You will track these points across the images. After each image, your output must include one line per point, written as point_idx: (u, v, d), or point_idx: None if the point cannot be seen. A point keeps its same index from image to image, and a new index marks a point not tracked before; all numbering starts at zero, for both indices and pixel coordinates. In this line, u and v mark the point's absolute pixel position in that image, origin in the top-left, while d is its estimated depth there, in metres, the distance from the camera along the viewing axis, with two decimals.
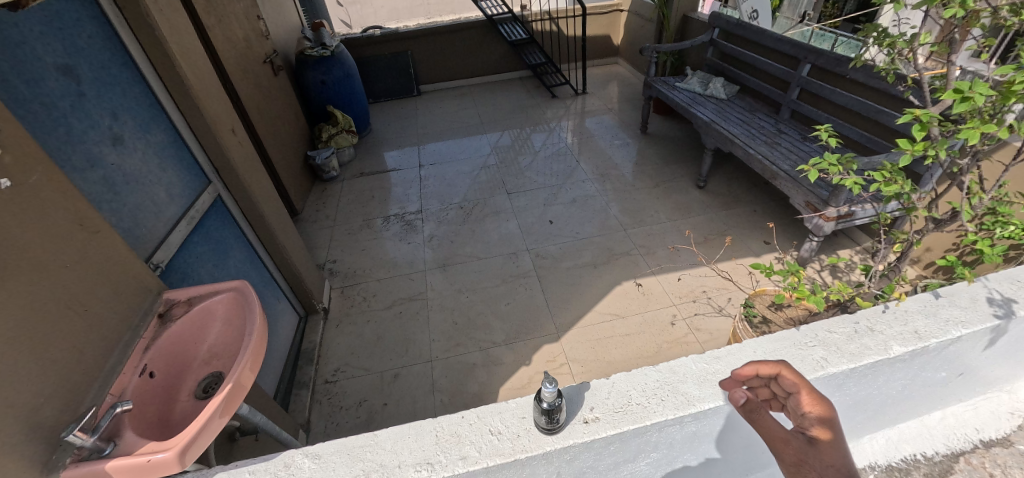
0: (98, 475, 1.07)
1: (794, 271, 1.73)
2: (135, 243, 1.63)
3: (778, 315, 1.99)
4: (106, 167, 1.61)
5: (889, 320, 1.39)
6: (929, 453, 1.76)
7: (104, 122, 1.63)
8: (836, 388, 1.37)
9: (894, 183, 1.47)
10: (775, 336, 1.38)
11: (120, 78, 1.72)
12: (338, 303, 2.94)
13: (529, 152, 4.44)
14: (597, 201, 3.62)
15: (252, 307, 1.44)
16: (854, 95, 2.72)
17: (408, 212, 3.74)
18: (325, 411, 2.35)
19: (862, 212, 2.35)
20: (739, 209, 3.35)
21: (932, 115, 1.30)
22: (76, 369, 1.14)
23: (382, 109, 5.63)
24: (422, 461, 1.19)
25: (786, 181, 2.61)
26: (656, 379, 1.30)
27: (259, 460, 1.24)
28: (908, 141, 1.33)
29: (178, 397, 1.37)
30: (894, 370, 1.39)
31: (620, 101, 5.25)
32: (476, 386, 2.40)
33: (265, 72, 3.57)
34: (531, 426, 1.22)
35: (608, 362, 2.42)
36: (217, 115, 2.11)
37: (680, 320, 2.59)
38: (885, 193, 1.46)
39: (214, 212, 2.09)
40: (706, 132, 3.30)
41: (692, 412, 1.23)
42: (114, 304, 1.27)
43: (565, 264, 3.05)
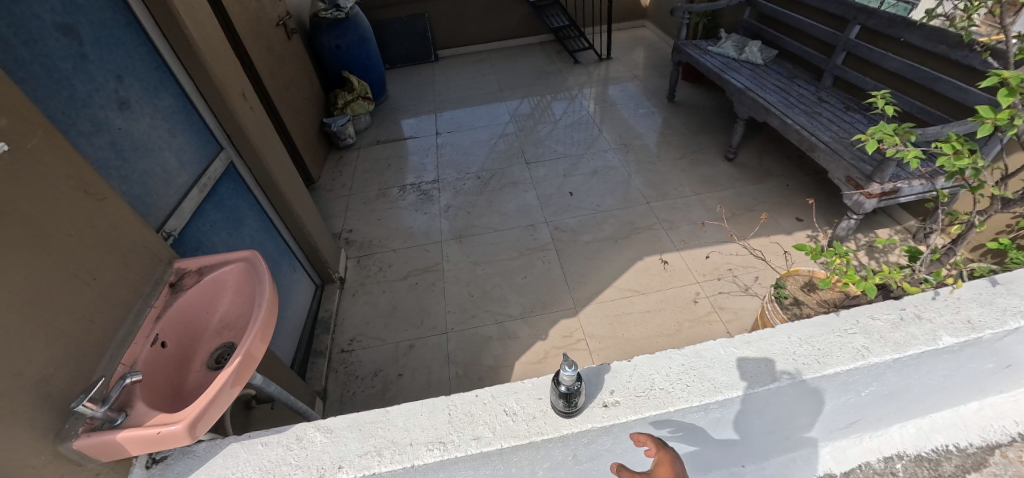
0: (110, 445, 1.06)
1: (841, 253, 1.63)
2: (147, 211, 1.60)
3: (812, 296, 1.88)
4: (113, 131, 1.57)
5: (938, 308, 1.29)
6: (962, 444, 1.65)
7: (109, 84, 1.58)
8: (875, 378, 1.28)
9: (964, 156, 1.34)
10: (812, 322, 1.29)
11: (124, 39, 1.66)
12: (354, 273, 2.93)
13: (549, 120, 4.29)
14: (619, 172, 3.50)
15: (262, 277, 1.40)
16: (905, 60, 2.53)
17: (425, 182, 3.68)
18: (341, 379, 2.37)
19: (908, 189, 2.20)
20: (770, 183, 3.19)
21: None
22: (87, 338, 1.12)
23: (400, 75, 5.50)
24: (434, 440, 1.15)
25: (825, 154, 2.45)
26: (681, 363, 1.23)
27: (272, 432, 1.23)
28: (993, 108, 1.24)
29: (190, 367, 1.36)
30: (940, 360, 1.29)
31: (646, 67, 5.02)
32: (490, 359, 2.38)
33: (278, 35, 3.48)
34: (547, 409, 1.18)
35: (627, 339, 2.36)
36: (227, 78, 2.04)
37: (702, 298, 2.50)
38: (953, 167, 1.33)
39: (227, 179, 2.05)
40: (739, 101, 3.12)
41: (718, 400, 1.16)
42: (124, 273, 1.25)
43: (583, 237, 2.96)
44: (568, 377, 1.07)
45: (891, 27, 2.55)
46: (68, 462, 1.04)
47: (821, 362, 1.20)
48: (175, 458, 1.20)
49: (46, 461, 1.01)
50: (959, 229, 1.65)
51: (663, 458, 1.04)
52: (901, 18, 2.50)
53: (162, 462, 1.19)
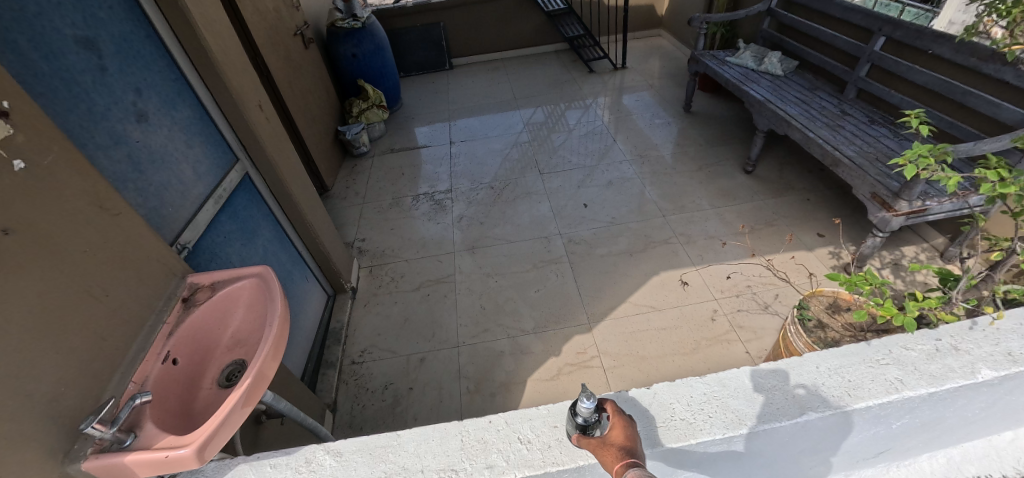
0: (119, 467, 1.04)
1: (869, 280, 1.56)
2: (162, 223, 1.61)
3: (836, 319, 1.81)
4: (131, 144, 1.57)
5: (977, 339, 1.22)
6: (994, 476, 1.58)
7: (127, 97, 1.59)
8: (908, 411, 1.22)
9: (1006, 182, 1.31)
10: (842, 350, 1.23)
11: (143, 51, 1.67)
12: (366, 283, 2.92)
13: (563, 130, 4.26)
14: (634, 183, 3.45)
15: (274, 294, 1.38)
16: (933, 72, 2.45)
17: (438, 191, 3.66)
18: (352, 392, 2.35)
19: (937, 207, 2.12)
20: (790, 197, 3.12)
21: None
22: (98, 356, 1.11)
23: (414, 83, 5.52)
24: (446, 467, 1.12)
25: (849, 169, 2.38)
26: (703, 392, 1.18)
27: (282, 454, 1.20)
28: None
29: (201, 384, 1.34)
30: (978, 394, 1.22)
31: (662, 77, 4.97)
32: (502, 374, 2.34)
33: (295, 45, 3.50)
34: (564, 438, 1.13)
35: (642, 357, 2.31)
36: (244, 90, 2.05)
37: (720, 315, 2.44)
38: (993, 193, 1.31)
39: (242, 190, 2.05)
40: (758, 112, 3.06)
41: (742, 433, 1.11)
42: (137, 288, 1.25)
43: (598, 251, 2.92)
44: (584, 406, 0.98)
45: (918, 39, 2.48)
46: None
47: (851, 395, 1.14)
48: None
49: None
50: (998, 256, 1.56)
51: (618, 420, 1.02)
52: (930, 30, 2.43)
53: None
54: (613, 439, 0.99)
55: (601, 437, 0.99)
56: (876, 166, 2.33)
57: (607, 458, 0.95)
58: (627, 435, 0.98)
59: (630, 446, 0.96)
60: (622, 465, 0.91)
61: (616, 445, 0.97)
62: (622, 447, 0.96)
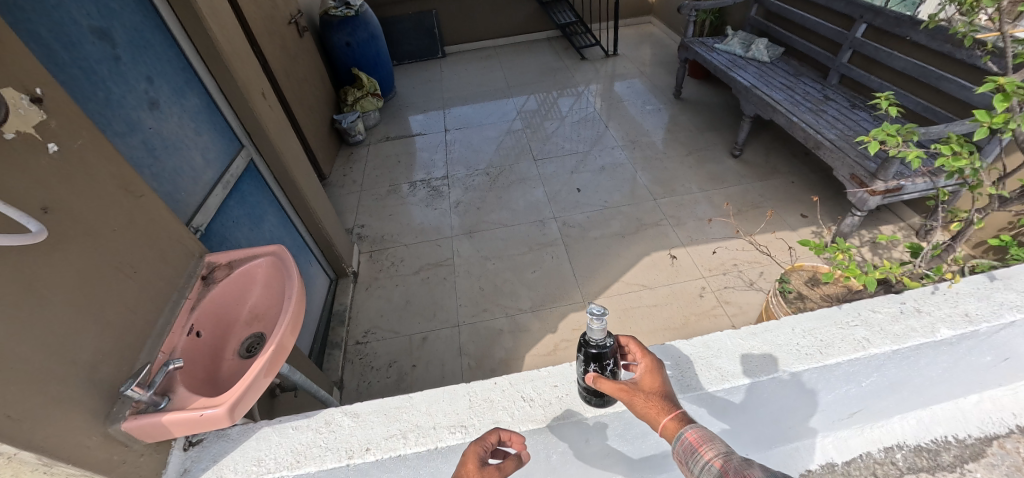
0: (157, 427, 1.14)
1: (843, 249, 1.72)
2: (176, 208, 1.68)
3: (815, 291, 1.94)
4: (145, 131, 1.64)
5: (938, 302, 1.35)
6: (961, 435, 1.70)
7: (140, 86, 1.65)
8: (875, 369, 1.34)
9: (962, 158, 1.40)
10: (816, 314, 1.35)
11: (153, 41, 1.73)
12: (367, 267, 3.00)
13: (556, 117, 4.34)
14: (626, 168, 3.55)
15: (290, 271, 1.47)
16: (912, 59, 2.56)
17: (435, 178, 3.74)
18: (357, 370, 2.44)
19: (911, 186, 2.24)
20: (776, 180, 3.24)
21: (1019, 86, 1.25)
22: (131, 328, 1.20)
23: (407, 71, 5.55)
24: (456, 424, 1.22)
25: (830, 152, 2.49)
26: (689, 353, 1.30)
27: (302, 417, 1.30)
28: (989, 113, 1.30)
29: (223, 355, 1.44)
30: (938, 352, 1.34)
31: (653, 64, 5.05)
32: (502, 351, 2.45)
33: (290, 34, 3.53)
34: (563, 396, 1.24)
35: (634, 332, 2.42)
36: (248, 78, 2.11)
37: (708, 292, 2.56)
38: (951, 168, 1.41)
39: (248, 176, 2.12)
40: (745, 98, 3.16)
41: (725, 388, 1.23)
42: (161, 266, 1.33)
43: (592, 233, 3.02)
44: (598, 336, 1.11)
45: (897, 26, 2.59)
46: (117, 443, 1.11)
47: (823, 353, 1.26)
48: (212, 440, 1.28)
49: (98, 442, 1.08)
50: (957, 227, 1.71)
51: (649, 366, 1.11)
52: (908, 17, 2.53)
53: (200, 444, 1.27)
54: (646, 386, 1.08)
55: (637, 387, 1.07)
56: (854, 148, 2.45)
57: (653, 410, 1.04)
58: (660, 384, 1.08)
59: (665, 394, 1.08)
60: (677, 424, 1.02)
61: (655, 395, 1.06)
62: (660, 396, 1.06)
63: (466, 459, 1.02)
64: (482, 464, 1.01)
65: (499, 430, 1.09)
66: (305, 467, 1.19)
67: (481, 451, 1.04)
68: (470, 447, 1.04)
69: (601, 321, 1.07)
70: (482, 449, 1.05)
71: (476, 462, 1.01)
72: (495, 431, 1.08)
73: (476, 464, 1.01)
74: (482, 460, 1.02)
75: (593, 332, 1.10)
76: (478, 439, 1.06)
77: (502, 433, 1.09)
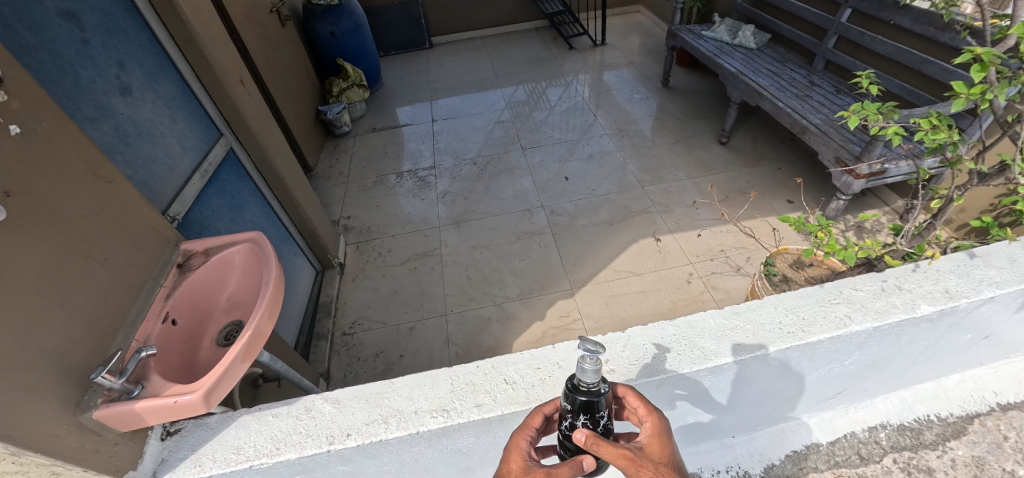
0: (129, 415, 1.11)
1: (824, 227, 1.75)
2: (152, 196, 1.63)
3: (800, 274, 1.97)
4: (117, 116, 1.59)
5: (918, 279, 1.36)
6: (943, 414, 1.69)
7: (111, 71, 1.61)
8: (857, 347, 1.35)
9: (941, 132, 1.41)
10: (798, 293, 1.37)
11: (124, 25, 1.68)
12: (354, 258, 2.97)
13: (545, 107, 4.31)
14: (615, 156, 3.54)
15: (268, 257, 1.45)
16: (896, 43, 2.57)
17: (422, 168, 3.70)
18: (344, 361, 2.42)
19: (895, 169, 2.25)
20: (763, 167, 3.24)
21: (996, 55, 1.25)
22: (102, 316, 1.16)
23: (394, 62, 5.49)
24: (438, 408, 1.21)
25: (816, 136, 2.50)
26: (673, 333, 1.30)
27: (282, 404, 1.27)
28: (966, 84, 1.30)
29: (200, 344, 1.42)
30: (920, 329, 1.35)
31: (641, 53, 5.03)
32: (490, 340, 2.43)
33: (272, 22, 3.47)
34: (546, 378, 1.24)
35: (622, 318, 2.42)
36: (225, 64, 2.06)
37: (696, 278, 2.56)
38: (930, 142, 1.41)
39: (228, 165, 2.08)
40: (732, 84, 3.15)
41: (709, 367, 1.22)
42: (134, 253, 1.29)
43: (580, 221, 3.01)
44: (594, 380, 0.97)
45: (881, 10, 2.60)
46: (89, 432, 1.09)
47: (805, 331, 1.26)
48: (190, 430, 1.25)
49: (69, 431, 1.05)
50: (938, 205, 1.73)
51: (655, 430, 1.00)
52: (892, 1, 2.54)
53: (178, 434, 1.25)
54: (654, 456, 0.95)
55: (646, 456, 0.93)
56: (839, 132, 2.45)
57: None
58: (668, 452, 0.96)
59: (673, 465, 0.95)
60: None
61: (665, 466, 0.93)
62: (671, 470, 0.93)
63: (509, 455, 1.00)
64: (528, 463, 0.97)
65: (539, 412, 1.08)
66: (285, 454, 1.17)
67: (524, 445, 1.02)
68: (513, 441, 1.02)
69: (595, 360, 0.95)
70: (526, 440, 1.03)
71: (520, 461, 0.98)
72: (535, 416, 1.06)
73: (520, 463, 0.97)
74: (528, 457, 0.98)
75: (587, 375, 0.96)
76: (521, 430, 1.05)
77: (544, 415, 1.07)
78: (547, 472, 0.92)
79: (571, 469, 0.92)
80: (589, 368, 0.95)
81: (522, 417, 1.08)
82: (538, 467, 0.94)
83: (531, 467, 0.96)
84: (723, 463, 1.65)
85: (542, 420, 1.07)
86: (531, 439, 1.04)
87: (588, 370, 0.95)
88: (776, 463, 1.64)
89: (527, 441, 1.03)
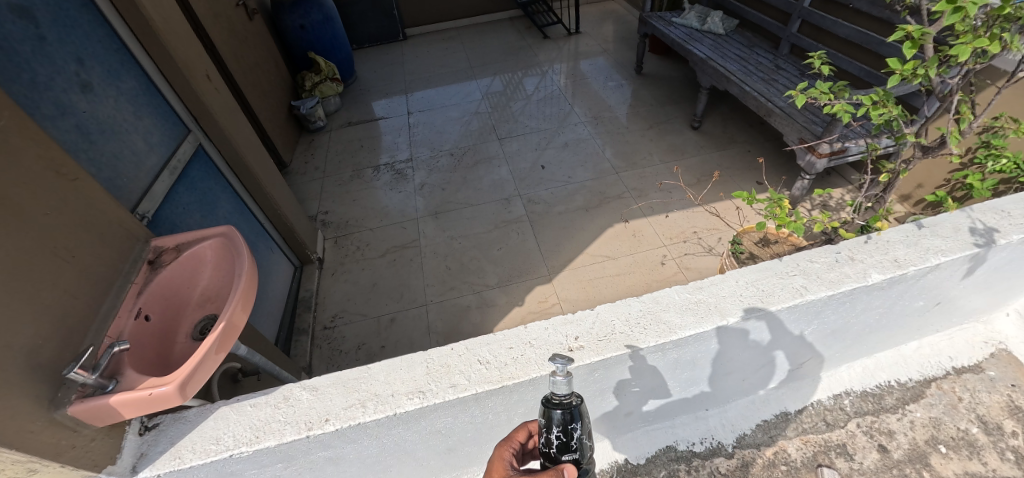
0: (104, 409, 1.12)
1: (779, 201, 1.83)
2: (119, 194, 1.62)
3: (765, 251, 2.12)
4: (78, 114, 1.57)
5: (870, 250, 1.44)
6: (903, 380, 1.76)
7: (69, 67, 1.58)
8: (813, 317, 1.42)
9: (883, 108, 1.60)
10: (758, 267, 1.44)
11: (81, 21, 1.65)
12: (332, 253, 2.97)
13: (521, 96, 4.32)
14: (590, 143, 3.58)
15: (239, 250, 1.46)
16: (855, 26, 2.64)
17: (399, 161, 3.70)
18: (326, 354, 2.43)
19: (854, 148, 2.35)
20: (733, 150, 3.33)
21: (925, 33, 1.39)
22: (71, 313, 1.16)
23: (367, 55, 5.43)
24: (414, 391, 1.24)
25: (780, 118, 2.58)
26: (639, 308, 1.36)
27: (260, 394, 1.29)
28: (900, 61, 1.46)
29: (175, 339, 1.43)
30: (873, 297, 1.43)
31: (615, 41, 5.07)
32: (470, 326, 2.47)
33: (239, 16, 3.40)
34: (519, 356, 1.28)
35: (598, 300, 2.48)
36: (191, 59, 2.04)
37: (670, 259, 2.63)
38: (874, 116, 1.60)
39: (197, 161, 2.05)
40: (702, 70, 3.21)
41: (672, 340, 1.29)
42: (103, 250, 1.29)
43: (557, 208, 3.05)
44: (565, 393, 1.09)
45: None
46: (64, 428, 1.09)
47: (764, 301, 1.34)
48: (168, 424, 1.26)
49: (42, 428, 1.06)
50: (887, 178, 1.90)
51: None
52: None
53: (156, 428, 1.26)
54: None
55: None
56: (802, 114, 2.54)
57: None
58: None
59: None
60: None
61: None
62: None
63: (493, 467, 1.12)
64: (508, 473, 1.09)
65: (524, 428, 1.19)
66: (264, 441, 1.19)
67: (507, 457, 1.13)
68: (497, 454, 1.14)
69: (564, 372, 1.07)
70: (510, 453, 1.15)
71: (502, 471, 1.10)
72: (519, 432, 1.18)
73: (501, 474, 1.09)
74: (508, 468, 1.10)
75: (558, 387, 1.08)
76: (504, 444, 1.17)
77: (528, 432, 1.19)
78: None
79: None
80: (560, 381, 1.07)
81: (507, 433, 1.20)
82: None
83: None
84: (698, 435, 1.70)
85: (526, 436, 1.19)
86: (514, 453, 1.15)
87: (559, 382, 1.07)
88: (747, 433, 1.70)
89: (510, 454, 1.14)
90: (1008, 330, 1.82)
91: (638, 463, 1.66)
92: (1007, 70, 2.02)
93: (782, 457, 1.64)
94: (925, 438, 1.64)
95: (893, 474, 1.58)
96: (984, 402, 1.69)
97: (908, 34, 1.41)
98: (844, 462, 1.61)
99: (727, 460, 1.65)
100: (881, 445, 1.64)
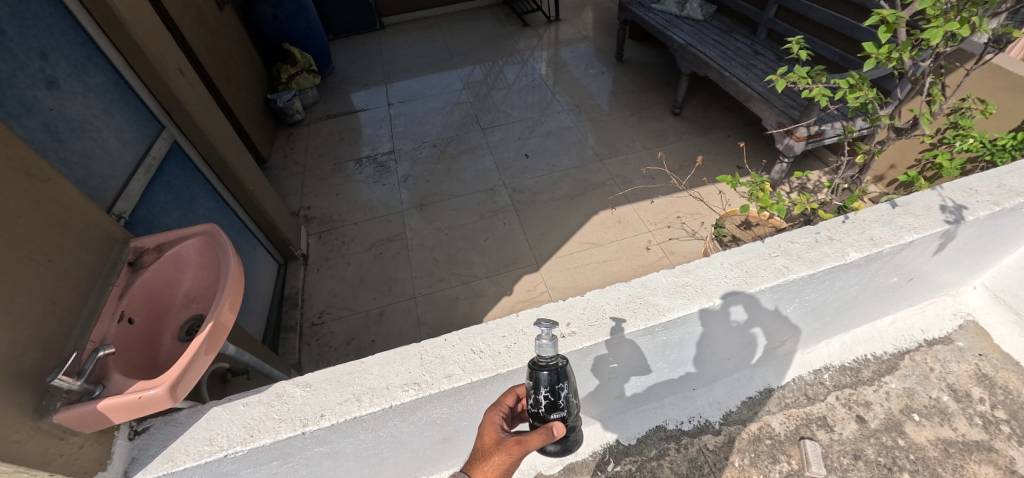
0: (91, 415, 1.10)
1: (760, 183, 1.86)
2: (93, 194, 1.56)
3: (747, 234, 2.19)
4: (45, 111, 1.51)
5: (847, 230, 1.48)
6: (879, 353, 1.84)
7: (32, 62, 1.52)
8: (795, 294, 1.47)
9: (859, 92, 1.65)
10: (741, 249, 1.48)
11: (43, 14, 1.58)
12: (317, 248, 2.93)
13: (503, 85, 4.29)
14: (574, 131, 3.59)
15: (224, 248, 1.43)
16: (830, 11, 2.69)
17: (381, 153, 3.65)
18: (315, 351, 2.41)
19: (830, 131, 2.42)
20: (714, 135, 3.37)
21: (899, 17, 1.42)
22: (51, 318, 1.13)
23: (344, 46, 5.32)
24: (409, 382, 1.24)
25: (759, 103, 2.62)
26: (628, 293, 1.39)
27: (253, 393, 1.28)
28: (875, 45, 1.51)
29: (161, 340, 1.40)
30: (850, 275, 1.48)
31: (595, 28, 5.05)
32: (459, 317, 2.48)
33: (208, 5, 3.28)
34: (512, 345, 1.30)
35: (586, 287, 2.51)
36: (161, 52, 1.96)
37: (655, 245, 2.67)
38: (851, 100, 1.65)
39: (172, 158, 2.00)
40: (681, 56, 3.23)
41: (662, 322, 1.32)
42: (80, 253, 1.25)
43: (542, 197, 3.06)
44: (551, 355, 1.12)
45: None
46: (51, 435, 1.07)
47: (749, 281, 1.38)
48: (158, 427, 1.24)
49: (29, 436, 1.04)
50: (863, 160, 1.95)
51: None
52: None
53: (146, 432, 1.24)
54: None
55: None
56: (780, 98, 2.59)
57: None
58: None
59: None
60: None
61: None
62: None
63: (484, 429, 1.14)
64: (500, 435, 1.12)
65: (512, 393, 1.23)
66: (260, 439, 1.18)
67: (498, 419, 1.16)
68: (488, 418, 1.17)
69: (550, 335, 1.11)
70: (499, 416, 1.17)
71: (494, 434, 1.12)
72: (508, 396, 1.21)
73: (494, 436, 1.12)
74: (500, 430, 1.13)
75: (545, 349, 1.11)
76: (494, 408, 1.19)
77: (516, 395, 1.22)
78: (518, 441, 1.06)
79: (542, 436, 1.06)
80: (546, 343, 1.11)
81: (496, 398, 1.23)
82: (510, 437, 1.09)
83: (503, 438, 1.10)
84: (686, 414, 1.75)
85: (514, 400, 1.23)
86: (504, 416, 1.18)
87: (544, 344, 1.11)
88: (733, 410, 1.75)
89: (500, 417, 1.17)
90: (976, 302, 1.91)
91: (629, 444, 1.70)
92: (976, 54, 2.09)
93: (767, 431, 1.70)
94: (900, 407, 1.71)
95: (871, 443, 1.65)
96: (954, 372, 1.77)
97: (884, 19, 1.44)
98: (825, 434, 1.68)
99: (715, 437, 1.70)
100: (859, 416, 1.71)
